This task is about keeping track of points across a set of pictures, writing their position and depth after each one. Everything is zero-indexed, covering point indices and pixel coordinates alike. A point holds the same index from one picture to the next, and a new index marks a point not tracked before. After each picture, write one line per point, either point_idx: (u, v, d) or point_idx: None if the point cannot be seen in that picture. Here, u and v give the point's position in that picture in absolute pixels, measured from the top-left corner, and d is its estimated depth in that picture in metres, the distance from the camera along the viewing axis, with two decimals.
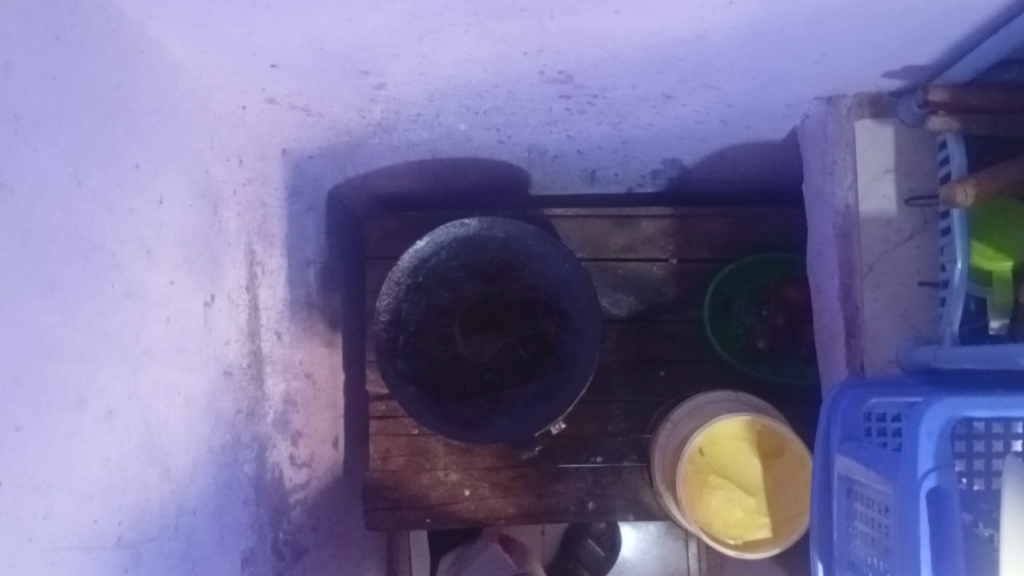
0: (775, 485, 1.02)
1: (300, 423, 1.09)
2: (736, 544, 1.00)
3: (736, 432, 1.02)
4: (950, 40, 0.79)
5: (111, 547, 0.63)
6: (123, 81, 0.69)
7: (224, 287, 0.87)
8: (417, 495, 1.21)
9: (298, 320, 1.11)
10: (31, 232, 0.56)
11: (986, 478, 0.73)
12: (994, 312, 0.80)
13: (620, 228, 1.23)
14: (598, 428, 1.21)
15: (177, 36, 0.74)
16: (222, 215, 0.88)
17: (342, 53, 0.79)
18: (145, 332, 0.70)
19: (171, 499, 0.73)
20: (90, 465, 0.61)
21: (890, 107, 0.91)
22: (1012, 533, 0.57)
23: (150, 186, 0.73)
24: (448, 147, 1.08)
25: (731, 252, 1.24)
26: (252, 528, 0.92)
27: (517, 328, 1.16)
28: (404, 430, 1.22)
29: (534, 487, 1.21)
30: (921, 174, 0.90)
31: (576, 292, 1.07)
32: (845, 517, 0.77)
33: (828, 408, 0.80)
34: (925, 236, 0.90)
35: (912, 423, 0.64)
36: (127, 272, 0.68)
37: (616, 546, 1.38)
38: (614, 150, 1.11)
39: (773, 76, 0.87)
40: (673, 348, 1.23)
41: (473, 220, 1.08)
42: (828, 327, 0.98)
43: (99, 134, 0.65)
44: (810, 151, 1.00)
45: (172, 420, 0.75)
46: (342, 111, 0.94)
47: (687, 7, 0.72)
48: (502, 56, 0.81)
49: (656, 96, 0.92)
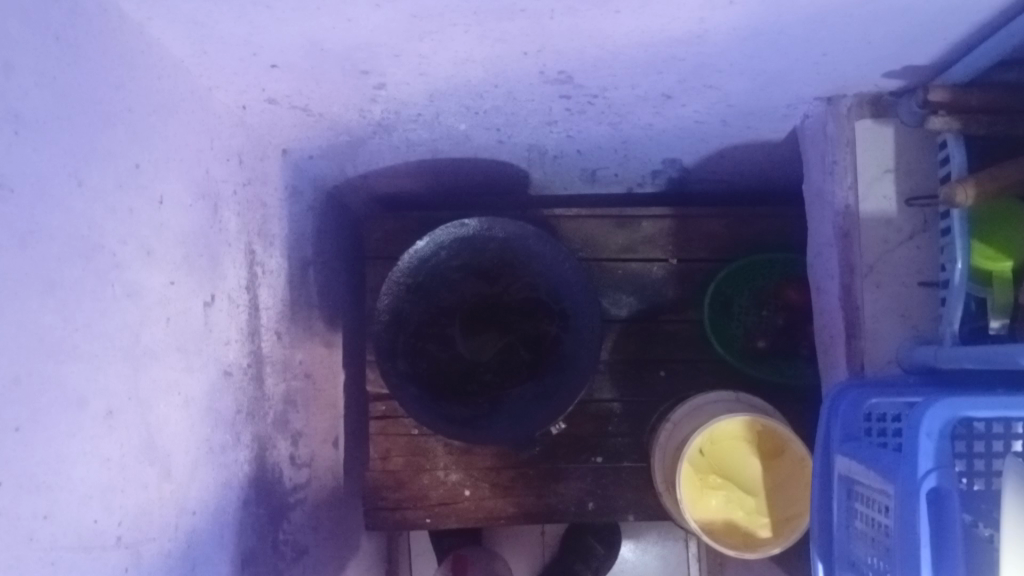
0: (775, 486, 1.02)
1: (300, 423, 1.09)
2: (736, 544, 1.00)
3: (736, 432, 1.02)
4: (951, 40, 0.79)
5: (111, 548, 0.63)
6: (123, 81, 0.69)
7: (224, 287, 0.87)
8: (418, 495, 1.21)
9: (298, 320, 1.10)
10: (31, 232, 0.56)
11: (986, 478, 0.72)
12: (994, 312, 0.79)
13: (620, 228, 1.23)
14: (597, 428, 1.21)
15: (177, 36, 0.74)
16: (222, 215, 0.88)
17: (342, 53, 0.79)
18: (145, 332, 0.70)
19: (171, 499, 0.73)
20: (89, 465, 0.61)
21: (890, 107, 0.91)
22: (1012, 533, 0.57)
23: (150, 186, 0.72)
24: (448, 148, 1.08)
25: (731, 252, 1.24)
26: (251, 529, 0.92)
27: (517, 328, 1.17)
28: (404, 430, 1.22)
29: (534, 487, 1.21)
30: (921, 174, 0.90)
31: (575, 292, 1.07)
32: (845, 517, 0.77)
33: (828, 408, 0.80)
34: (925, 237, 0.90)
35: (912, 423, 0.64)
36: (128, 272, 0.68)
37: (616, 543, 1.37)
38: (614, 150, 1.11)
39: (773, 76, 0.87)
40: (673, 348, 1.23)
41: (473, 220, 1.08)
42: (828, 327, 0.98)
43: (99, 134, 0.65)
44: (810, 151, 1.00)
45: (172, 421, 0.75)
46: (342, 111, 0.94)
47: (687, 7, 0.72)
48: (502, 56, 0.81)
49: (656, 96, 0.92)
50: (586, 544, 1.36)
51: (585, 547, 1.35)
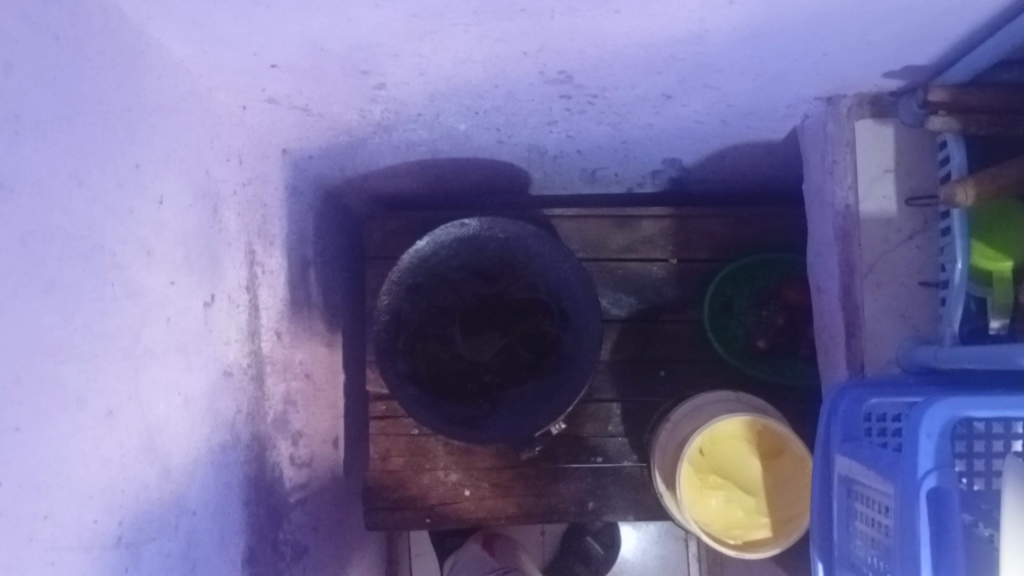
0: (775, 486, 1.02)
1: (300, 423, 1.09)
2: (736, 544, 1.00)
3: (736, 432, 1.02)
4: (950, 40, 0.79)
5: (111, 547, 0.63)
6: (123, 81, 0.69)
7: (224, 287, 0.87)
8: (418, 495, 1.21)
9: (298, 320, 1.10)
10: (31, 232, 0.56)
11: (986, 478, 0.72)
12: (994, 312, 0.79)
13: (620, 228, 1.23)
14: (597, 428, 1.21)
15: (176, 35, 0.74)
16: (222, 215, 0.88)
17: (342, 53, 0.79)
18: (145, 333, 0.70)
19: (171, 499, 0.73)
20: (89, 465, 0.61)
21: (890, 107, 0.91)
22: (1012, 532, 0.57)
23: (150, 186, 0.73)
24: (448, 148, 1.08)
25: (731, 252, 1.24)
26: (251, 529, 0.91)
27: (517, 328, 1.16)
28: (404, 430, 1.22)
29: (534, 487, 1.21)
30: (921, 174, 0.90)
31: (575, 291, 1.07)
32: (845, 517, 0.77)
33: (828, 408, 0.80)
34: (925, 237, 0.90)
35: (912, 424, 0.64)
36: (128, 272, 0.68)
37: (616, 544, 1.38)
38: (614, 150, 1.11)
39: (773, 76, 0.87)
40: (673, 348, 1.23)
41: (473, 219, 1.08)
42: (827, 328, 0.98)
43: (99, 134, 0.65)
44: (810, 151, 1.00)
45: (172, 421, 0.75)
46: (342, 111, 0.94)
47: (687, 7, 0.72)
48: (502, 56, 0.81)
49: (655, 96, 0.92)
50: (586, 543, 1.36)
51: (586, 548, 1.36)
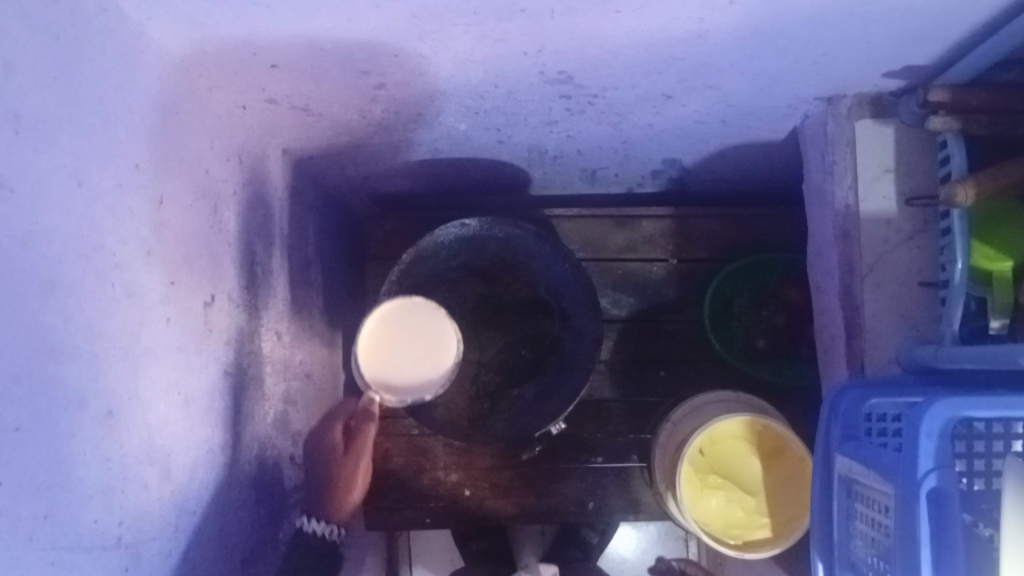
0: (775, 485, 1.02)
1: (299, 423, 1.09)
2: (736, 544, 1.00)
3: (736, 431, 1.02)
4: (951, 40, 0.79)
5: (111, 548, 0.64)
6: (123, 81, 0.68)
7: (224, 287, 0.87)
8: (418, 495, 1.21)
9: (298, 319, 1.10)
10: (31, 232, 0.56)
11: (986, 478, 0.72)
12: (994, 312, 0.80)
13: (620, 228, 1.24)
14: (597, 428, 1.21)
15: (177, 35, 0.73)
16: (222, 215, 0.88)
17: (342, 53, 0.79)
18: (145, 332, 0.70)
19: (171, 499, 0.73)
20: (89, 466, 0.61)
21: (890, 107, 0.92)
22: (1013, 533, 0.57)
23: (150, 186, 0.72)
24: (448, 147, 1.08)
25: (730, 252, 1.24)
26: (252, 529, 0.91)
27: (517, 328, 1.14)
28: (403, 430, 1.22)
29: (534, 487, 1.21)
30: (921, 174, 0.91)
31: (576, 293, 1.09)
32: (845, 517, 0.77)
33: (828, 408, 0.80)
34: (925, 237, 0.90)
35: (912, 423, 0.64)
36: (128, 273, 0.68)
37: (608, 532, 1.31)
38: (614, 150, 1.10)
39: (773, 76, 0.87)
40: (673, 347, 1.23)
41: (473, 219, 1.10)
42: (828, 328, 0.98)
43: (99, 134, 0.65)
44: (810, 150, 0.99)
45: (172, 422, 0.74)
46: (342, 111, 0.94)
47: (687, 7, 0.72)
48: (503, 56, 0.81)
49: (655, 96, 0.92)
50: (575, 569, 1.25)
51: (577, 569, 1.25)
